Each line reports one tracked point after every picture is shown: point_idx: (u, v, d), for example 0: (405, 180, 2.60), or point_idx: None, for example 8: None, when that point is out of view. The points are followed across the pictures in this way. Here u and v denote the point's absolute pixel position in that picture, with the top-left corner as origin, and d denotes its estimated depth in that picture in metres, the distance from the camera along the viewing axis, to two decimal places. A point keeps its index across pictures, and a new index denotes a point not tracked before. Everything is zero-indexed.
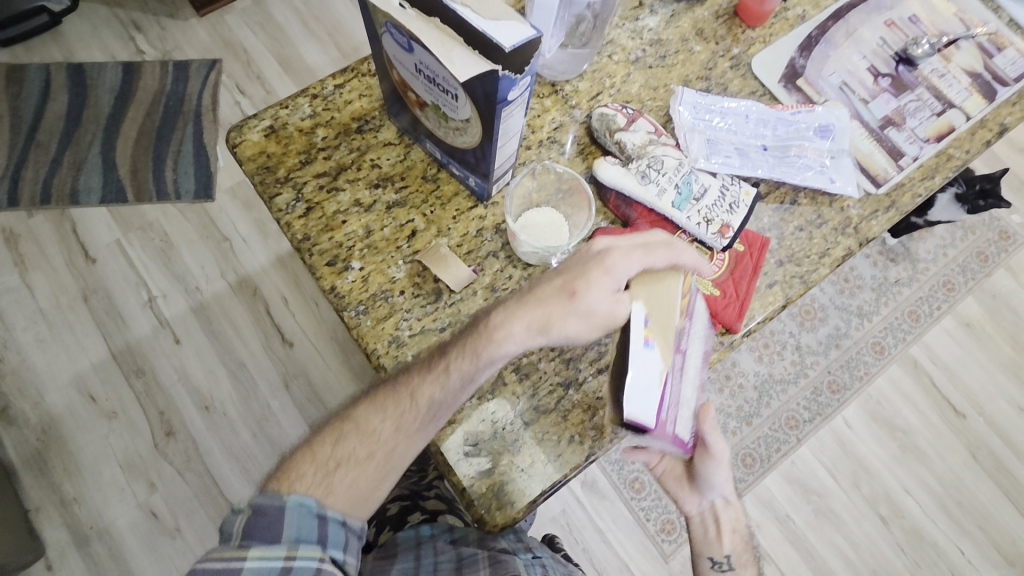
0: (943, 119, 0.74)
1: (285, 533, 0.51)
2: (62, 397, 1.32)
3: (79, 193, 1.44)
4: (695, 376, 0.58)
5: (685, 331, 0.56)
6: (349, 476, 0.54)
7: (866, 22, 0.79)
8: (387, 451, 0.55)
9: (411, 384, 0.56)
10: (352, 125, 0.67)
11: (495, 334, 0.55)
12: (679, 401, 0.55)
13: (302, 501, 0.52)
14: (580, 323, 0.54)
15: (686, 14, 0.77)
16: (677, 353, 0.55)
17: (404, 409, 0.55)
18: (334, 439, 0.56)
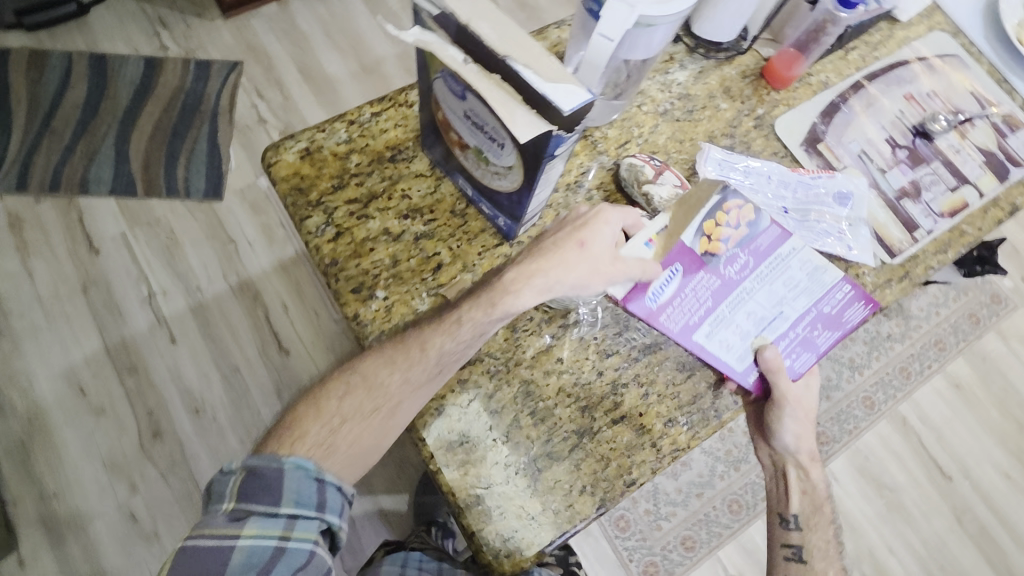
0: (958, 195, 0.77)
1: (284, 501, 0.52)
2: (51, 388, 1.29)
3: (88, 184, 1.43)
4: (750, 307, 0.65)
5: (731, 258, 0.65)
6: (356, 432, 0.57)
7: (887, 93, 0.82)
8: (392, 406, 0.57)
9: (423, 337, 0.58)
10: (386, 154, 0.68)
11: (511, 285, 0.57)
12: (709, 314, 0.64)
13: (300, 464, 0.53)
14: (578, 278, 0.57)
15: (714, 71, 0.80)
16: (705, 271, 0.64)
17: (414, 365, 0.57)
18: (342, 393, 0.59)
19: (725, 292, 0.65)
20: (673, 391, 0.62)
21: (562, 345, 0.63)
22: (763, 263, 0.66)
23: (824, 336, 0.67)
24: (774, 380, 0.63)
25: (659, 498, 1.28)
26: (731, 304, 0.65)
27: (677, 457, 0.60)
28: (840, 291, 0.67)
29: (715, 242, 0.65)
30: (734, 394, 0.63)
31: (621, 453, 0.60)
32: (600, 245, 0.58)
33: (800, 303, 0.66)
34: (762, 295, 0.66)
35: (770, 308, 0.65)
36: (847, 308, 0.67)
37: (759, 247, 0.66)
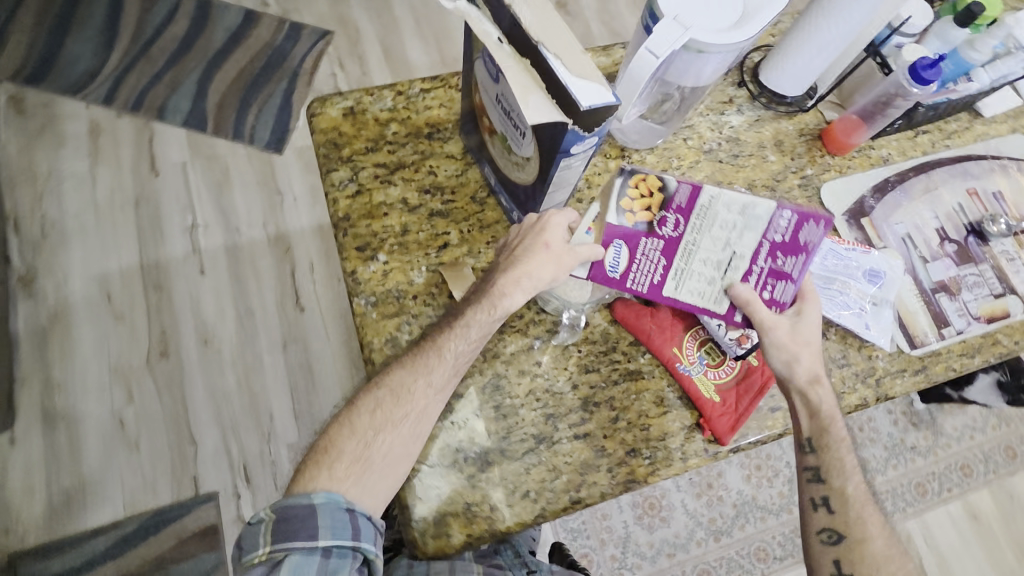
0: (1000, 302, 0.72)
1: (320, 536, 0.52)
2: (82, 287, 1.37)
3: (166, 111, 1.52)
4: (706, 255, 0.59)
5: (662, 220, 0.59)
6: (389, 443, 0.56)
7: (948, 183, 0.78)
8: (415, 414, 0.56)
9: (439, 340, 0.58)
10: (424, 129, 0.69)
11: (500, 293, 0.57)
12: (670, 273, 0.60)
13: (330, 499, 0.53)
14: (552, 271, 0.57)
15: (770, 122, 0.78)
16: (647, 236, 0.59)
17: (439, 374, 0.57)
18: (372, 406, 0.57)
19: (673, 247, 0.59)
20: (645, 423, 0.62)
21: (545, 350, 0.63)
22: (696, 213, 0.59)
23: (798, 258, 0.59)
24: (750, 312, 0.59)
25: (628, 546, 1.27)
26: (685, 257, 0.59)
27: (630, 488, 0.60)
28: (782, 218, 0.59)
29: (641, 206, 0.58)
30: (707, 442, 0.62)
31: (575, 469, 0.60)
32: (557, 241, 0.58)
33: (751, 239, 0.59)
34: (710, 241, 0.59)
35: (726, 250, 0.59)
36: (802, 229, 0.59)
37: (681, 203, 0.59)
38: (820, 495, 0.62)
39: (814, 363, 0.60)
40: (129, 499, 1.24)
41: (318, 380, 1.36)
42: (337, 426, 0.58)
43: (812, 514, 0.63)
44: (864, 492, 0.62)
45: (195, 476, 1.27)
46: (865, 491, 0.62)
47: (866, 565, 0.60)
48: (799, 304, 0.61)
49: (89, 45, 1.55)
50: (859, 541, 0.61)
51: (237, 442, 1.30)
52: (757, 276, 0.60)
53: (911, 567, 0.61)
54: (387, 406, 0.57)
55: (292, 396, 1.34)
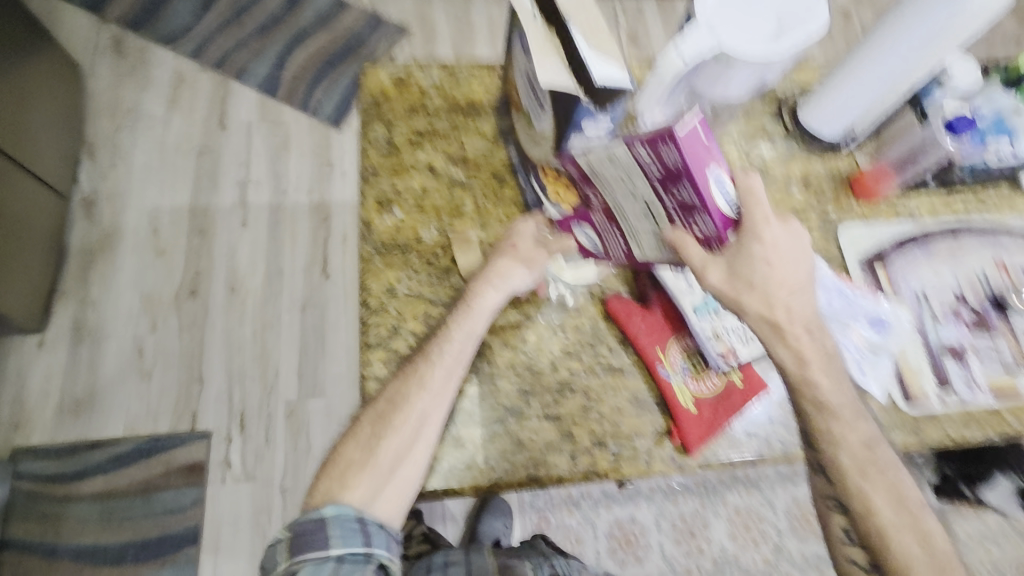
0: (1011, 377, 0.69)
1: (332, 545, 0.54)
2: (135, 218, 1.47)
3: (245, 74, 1.64)
4: (631, 211, 0.52)
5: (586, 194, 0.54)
6: (391, 450, 0.58)
7: (977, 252, 0.75)
8: (414, 419, 0.58)
9: (427, 347, 0.60)
10: (462, 106, 0.74)
11: (475, 299, 0.61)
12: (626, 235, 0.55)
13: (340, 513, 0.56)
14: (527, 267, 0.62)
15: (802, 160, 0.78)
16: (590, 211, 0.56)
17: (428, 378, 0.59)
18: (375, 415, 0.61)
19: (609, 211, 0.54)
20: (617, 419, 0.61)
21: (534, 327, 0.64)
22: (591, 180, 0.51)
23: (688, 186, 0.45)
24: (683, 255, 0.53)
25: None
26: (622, 218, 0.53)
27: (590, 480, 0.59)
28: (643, 152, 0.45)
29: (566, 187, 0.57)
30: (675, 449, 0.60)
31: (538, 448, 0.59)
32: (527, 239, 0.63)
33: (642, 183, 0.47)
34: (620, 194, 0.50)
35: (639, 201, 0.50)
36: (663, 153, 0.43)
37: (578, 177, 0.52)
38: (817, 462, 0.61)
39: (768, 308, 0.57)
40: (130, 422, 1.30)
41: (327, 346, 1.40)
42: (346, 440, 0.62)
43: (817, 480, 0.61)
44: (866, 457, 0.59)
45: (194, 413, 1.32)
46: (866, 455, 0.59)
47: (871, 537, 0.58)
48: (740, 231, 0.53)
49: (192, 6, 1.69)
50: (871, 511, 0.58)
51: (240, 389, 1.34)
52: (672, 208, 0.49)
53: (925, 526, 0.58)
54: (387, 413, 0.60)
55: (300, 356, 1.38)
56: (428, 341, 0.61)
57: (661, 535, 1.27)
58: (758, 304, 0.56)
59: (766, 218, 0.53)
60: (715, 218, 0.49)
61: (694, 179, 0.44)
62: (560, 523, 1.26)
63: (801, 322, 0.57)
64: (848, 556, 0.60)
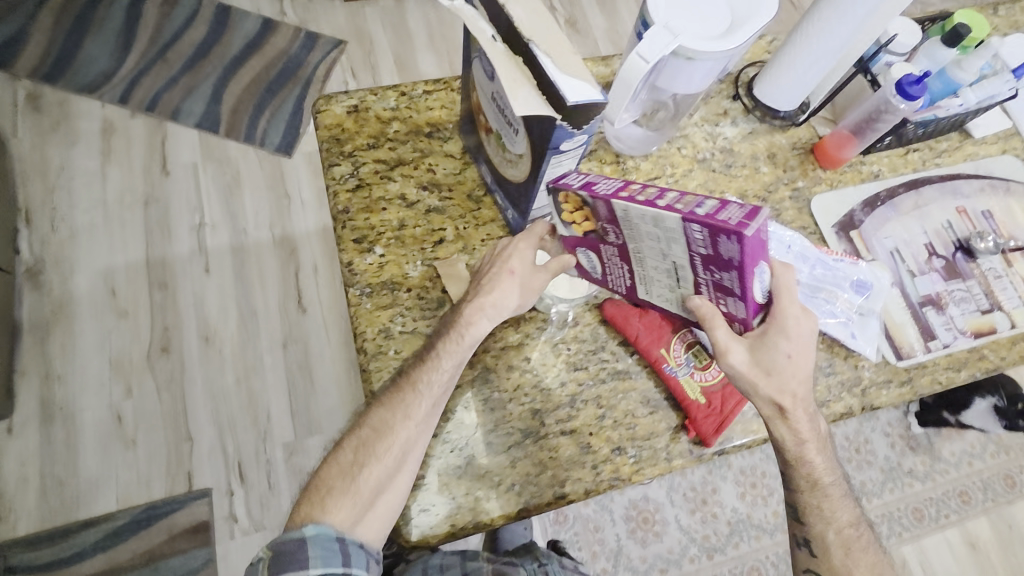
0: (987, 317, 0.73)
1: (311, 567, 0.52)
2: (89, 282, 1.39)
3: (180, 113, 1.57)
4: (654, 263, 0.53)
5: (603, 228, 0.54)
6: (375, 475, 0.56)
7: (938, 201, 0.79)
8: (401, 449, 0.56)
9: (413, 374, 0.58)
10: (425, 129, 0.72)
11: (466, 325, 0.58)
12: (636, 275, 0.57)
13: (321, 532, 0.54)
14: (522, 294, 0.60)
15: (764, 135, 0.80)
16: (603, 245, 0.56)
17: (415, 411, 0.57)
18: (358, 444, 0.59)
19: (627, 253, 0.54)
20: (631, 422, 0.62)
21: (535, 345, 0.64)
22: (621, 224, 0.51)
23: (733, 274, 0.48)
24: (708, 329, 0.54)
25: (619, 560, 1.26)
26: (638, 261, 0.55)
27: (616, 487, 0.60)
28: (695, 231, 0.46)
29: (585, 222, 0.55)
30: (692, 443, 0.62)
31: (560, 464, 0.60)
32: (525, 263, 0.60)
33: (680, 251, 0.49)
34: (648, 248, 0.52)
35: (668, 261, 0.52)
36: (719, 243, 0.45)
37: (604, 215, 0.52)
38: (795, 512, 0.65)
39: (780, 393, 0.56)
40: (122, 494, 1.25)
41: (315, 381, 1.37)
42: (325, 465, 0.60)
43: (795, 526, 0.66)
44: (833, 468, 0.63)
45: (189, 472, 1.27)
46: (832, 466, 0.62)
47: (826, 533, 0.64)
48: (768, 320, 0.55)
49: (109, 47, 1.60)
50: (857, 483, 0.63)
51: (233, 441, 1.30)
52: (706, 289, 0.52)
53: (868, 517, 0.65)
54: (371, 441, 0.57)
55: (289, 397, 1.35)
56: (410, 369, 0.59)
57: (675, 508, 1.30)
58: (774, 394, 0.56)
59: (797, 315, 0.55)
60: (749, 305, 0.52)
61: (740, 272, 0.47)
62: (578, 515, 1.28)
63: (804, 408, 0.58)
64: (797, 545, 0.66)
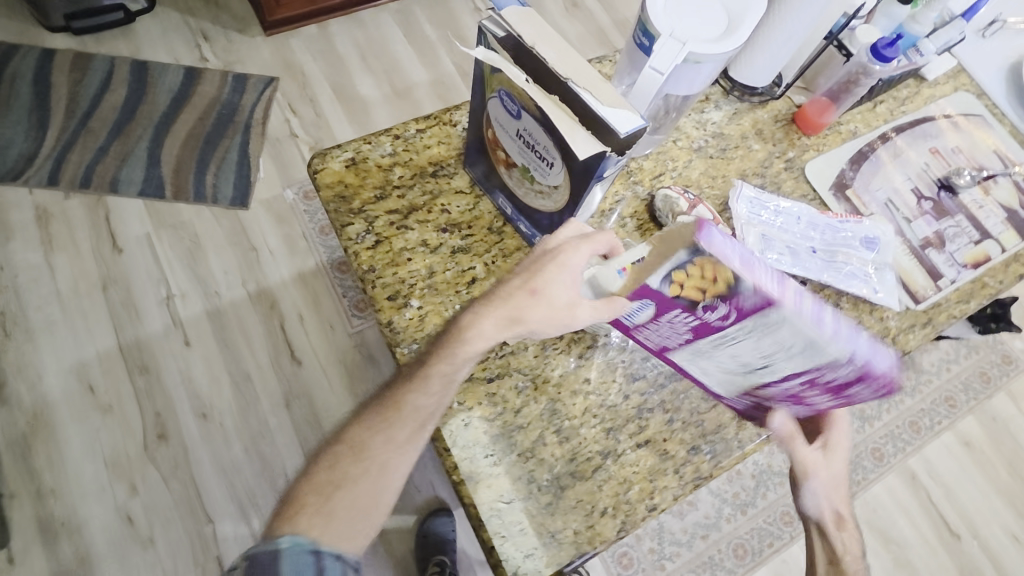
0: (980, 247, 0.79)
1: None
2: (61, 382, 1.29)
3: (118, 184, 1.46)
4: (728, 352, 0.53)
5: (708, 305, 0.48)
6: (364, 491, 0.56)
7: (913, 147, 0.84)
8: (381, 464, 0.57)
9: (399, 393, 0.58)
10: (428, 169, 0.70)
11: (464, 331, 0.56)
12: (692, 342, 0.55)
13: (296, 541, 0.52)
14: (545, 319, 0.54)
15: (747, 113, 0.82)
16: (683, 310, 0.50)
17: (410, 413, 0.57)
18: (332, 459, 0.58)
19: (708, 331, 0.51)
20: (699, 419, 0.63)
21: (592, 365, 0.64)
22: (748, 320, 0.47)
23: (824, 400, 0.55)
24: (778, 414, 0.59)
25: (664, 537, 1.30)
26: (713, 344, 0.53)
27: (699, 485, 0.61)
28: (842, 375, 0.48)
29: (690, 293, 0.48)
30: (760, 426, 0.64)
31: (644, 476, 0.61)
32: (560, 295, 0.54)
33: (782, 369, 0.51)
34: (739, 348, 0.51)
35: (740, 361, 0.53)
36: (854, 390, 0.50)
37: (726, 297, 0.46)
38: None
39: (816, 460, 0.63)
40: None
41: (329, 432, 1.32)
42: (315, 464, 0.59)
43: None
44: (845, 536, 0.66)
45: (219, 557, 1.21)
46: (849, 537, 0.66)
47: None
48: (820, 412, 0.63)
49: (22, 127, 1.47)
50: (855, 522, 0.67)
51: (258, 514, 1.25)
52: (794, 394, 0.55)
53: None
54: (382, 424, 0.58)
55: (306, 455, 1.29)
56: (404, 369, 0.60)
57: None
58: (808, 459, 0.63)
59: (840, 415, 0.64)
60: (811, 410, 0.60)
61: (841, 402, 0.54)
62: None
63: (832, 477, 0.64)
64: None
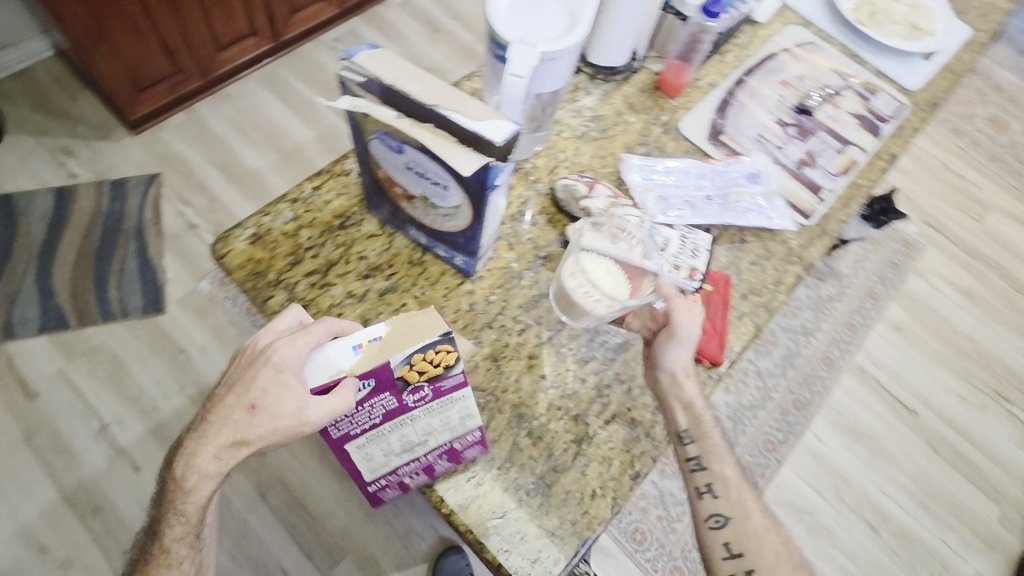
0: (845, 155, 0.88)
1: None
2: (6, 555, 1.17)
3: (13, 327, 1.35)
4: (405, 434, 0.56)
5: (414, 389, 0.53)
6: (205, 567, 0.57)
7: (765, 83, 0.93)
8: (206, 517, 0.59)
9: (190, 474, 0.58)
10: (335, 223, 0.71)
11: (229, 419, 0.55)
12: (375, 429, 0.55)
13: None
14: (276, 410, 0.52)
15: (616, 91, 0.88)
16: (391, 395, 0.53)
17: (194, 495, 0.59)
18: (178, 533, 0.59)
19: (398, 414, 0.55)
20: (654, 379, 0.67)
21: (544, 361, 0.66)
22: (440, 401, 0.55)
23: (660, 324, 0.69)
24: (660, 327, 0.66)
25: (665, 502, 1.40)
26: (402, 425, 0.56)
27: (672, 440, 0.65)
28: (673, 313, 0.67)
29: (415, 379, 0.52)
30: (708, 368, 0.70)
31: (621, 449, 0.63)
32: (293, 365, 0.52)
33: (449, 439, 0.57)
34: (425, 425, 0.56)
35: (413, 438, 0.57)
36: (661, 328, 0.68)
37: (448, 386, 0.54)
38: (705, 483, 0.68)
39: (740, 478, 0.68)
40: None
41: (313, 510, 1.24)
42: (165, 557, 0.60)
43: (700, 501, 0.68)
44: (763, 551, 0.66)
45: None
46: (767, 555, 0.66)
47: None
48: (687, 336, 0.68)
49: None
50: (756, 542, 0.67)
51: None
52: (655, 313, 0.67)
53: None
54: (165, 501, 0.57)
55: (298, 541, 1.21)
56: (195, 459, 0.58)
57: None
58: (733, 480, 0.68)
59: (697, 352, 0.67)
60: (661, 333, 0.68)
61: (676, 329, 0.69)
62: None
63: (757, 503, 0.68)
64: None
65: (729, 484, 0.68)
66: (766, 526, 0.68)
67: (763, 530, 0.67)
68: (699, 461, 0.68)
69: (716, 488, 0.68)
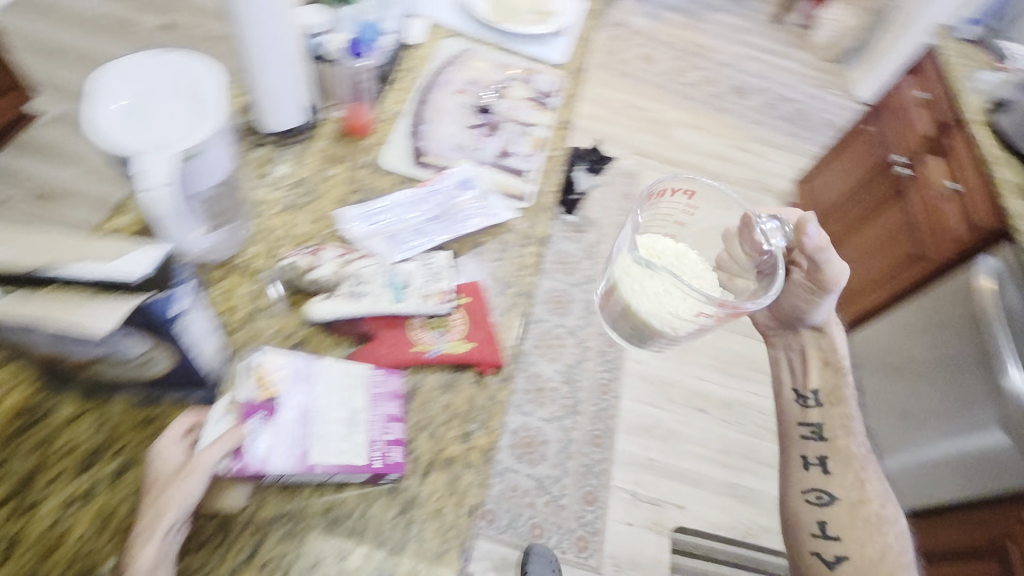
0: (533, 135, 0.99)
1: None
2: None
3: None
4: (334, 417, 0.59)
5: (289, 392, 0.59)
6: None
7: (443, 97, 1.00)
8: None
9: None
10: (16, 426, 0.57)
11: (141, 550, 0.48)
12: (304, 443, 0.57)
13: None
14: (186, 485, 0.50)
15: (307, 150, 0.87)
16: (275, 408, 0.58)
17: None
18: None
19: (304, 411, 0.58)
20: (451, 410, 0.67)
21: None
22: (315, 378, 0.61)
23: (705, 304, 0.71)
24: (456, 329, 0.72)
25: (547, 484, 1.49)
26: (313, 417, 0.58)
27: (491, 456, 0.66)
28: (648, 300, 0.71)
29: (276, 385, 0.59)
30: (496, 374, 0.71)
31: (447, 494, 0.62)
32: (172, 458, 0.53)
33: (360, 398, 0.61)
34: (334, 404, 0.59)
35: (345, 421, 0.59)
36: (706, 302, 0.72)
37: (304, 369, 0.61)
38: (815, 455, 0.85)
39: (848, 431, 0.85)
40: None
41: None
42: None
43: (806, 474, 0.85)
44: (854, 513, 0.81)
45: None
46: (864, 513, 0.81)
47: (854, 524, 0.80)
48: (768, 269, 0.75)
49: None
50: (857, 502, 0.82)
51: None
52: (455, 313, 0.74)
53: (891, 559, 0.79)
54: None
55: None
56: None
57: (536, 415, 1.60)
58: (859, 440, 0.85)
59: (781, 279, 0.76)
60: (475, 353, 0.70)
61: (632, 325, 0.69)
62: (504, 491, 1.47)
63: (866, 462, 0.85)
64: (815, 548, 0.81)
65: (847, 458, 0.84)
66: (886, 503, 0.83)
67: (874, 487, 0.84)
68: (816, 430, 0.86)
69: (829, 462, 0.84)
